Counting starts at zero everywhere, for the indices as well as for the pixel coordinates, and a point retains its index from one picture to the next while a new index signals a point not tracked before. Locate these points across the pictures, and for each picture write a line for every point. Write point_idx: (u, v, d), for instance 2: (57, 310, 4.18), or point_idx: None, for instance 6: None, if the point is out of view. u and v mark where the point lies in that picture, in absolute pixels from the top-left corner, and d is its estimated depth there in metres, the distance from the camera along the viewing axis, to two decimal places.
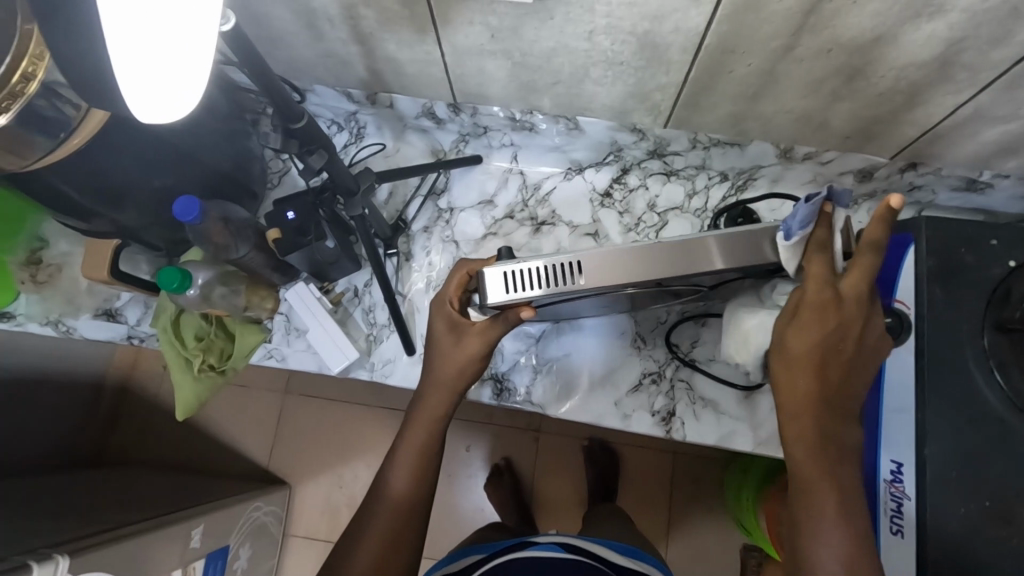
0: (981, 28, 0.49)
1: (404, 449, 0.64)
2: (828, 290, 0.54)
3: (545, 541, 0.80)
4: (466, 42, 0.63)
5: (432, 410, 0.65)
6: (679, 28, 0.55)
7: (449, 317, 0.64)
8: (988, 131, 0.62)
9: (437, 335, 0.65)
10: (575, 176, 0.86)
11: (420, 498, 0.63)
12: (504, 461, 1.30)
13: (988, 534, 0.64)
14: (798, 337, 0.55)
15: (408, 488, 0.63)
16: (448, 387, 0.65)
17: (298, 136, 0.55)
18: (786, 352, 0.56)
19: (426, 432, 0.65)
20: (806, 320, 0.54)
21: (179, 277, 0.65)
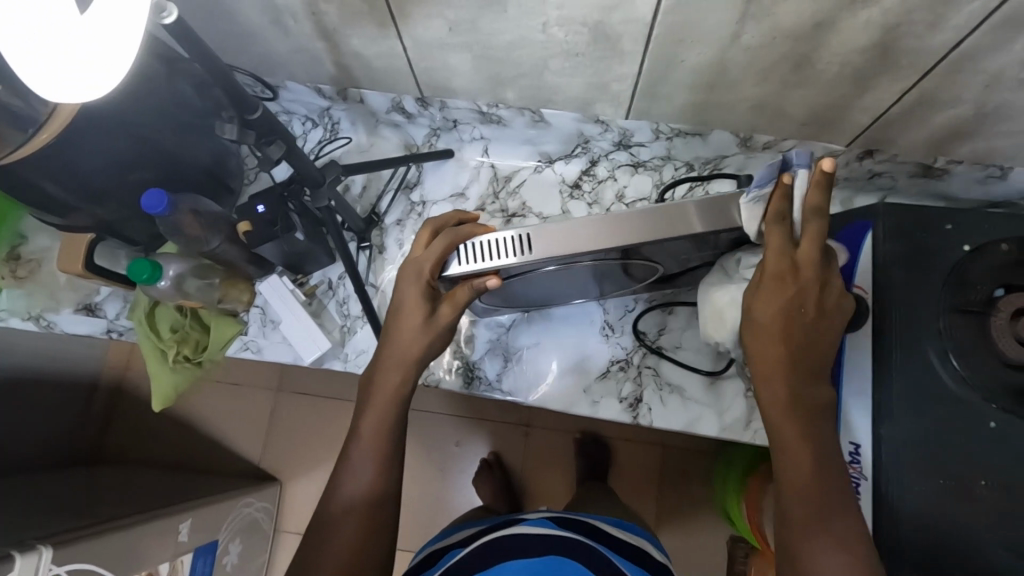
0: (918, 12, 0.49)
1: (362, 436, 0.65)
2: (786, 262, 0.56)
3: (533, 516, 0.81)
4: (427, 35, 0.64)
5: (387, 392, 0.66)
6: (629, 18, 0.56)
7: (421, 295, 0.63)
8: (939, 116, 0.62)
9: (406, 308, 0.65)
10: (545, 168, 0.88)
11: (387, 481, 0.64)
12: (493, 456, 1.32)
13: (945, 514, 0.64)
14: (764, 308, 0.58)
15: (371, 473, 0.63)
16: (407, 364, 0.66)
17: (255, 127, 0.56)
18: (755, 319, 0.59)
19: (382, 414, 0.65)
20: (767, 296, 0.57)
21: (149, 269, 0.66)
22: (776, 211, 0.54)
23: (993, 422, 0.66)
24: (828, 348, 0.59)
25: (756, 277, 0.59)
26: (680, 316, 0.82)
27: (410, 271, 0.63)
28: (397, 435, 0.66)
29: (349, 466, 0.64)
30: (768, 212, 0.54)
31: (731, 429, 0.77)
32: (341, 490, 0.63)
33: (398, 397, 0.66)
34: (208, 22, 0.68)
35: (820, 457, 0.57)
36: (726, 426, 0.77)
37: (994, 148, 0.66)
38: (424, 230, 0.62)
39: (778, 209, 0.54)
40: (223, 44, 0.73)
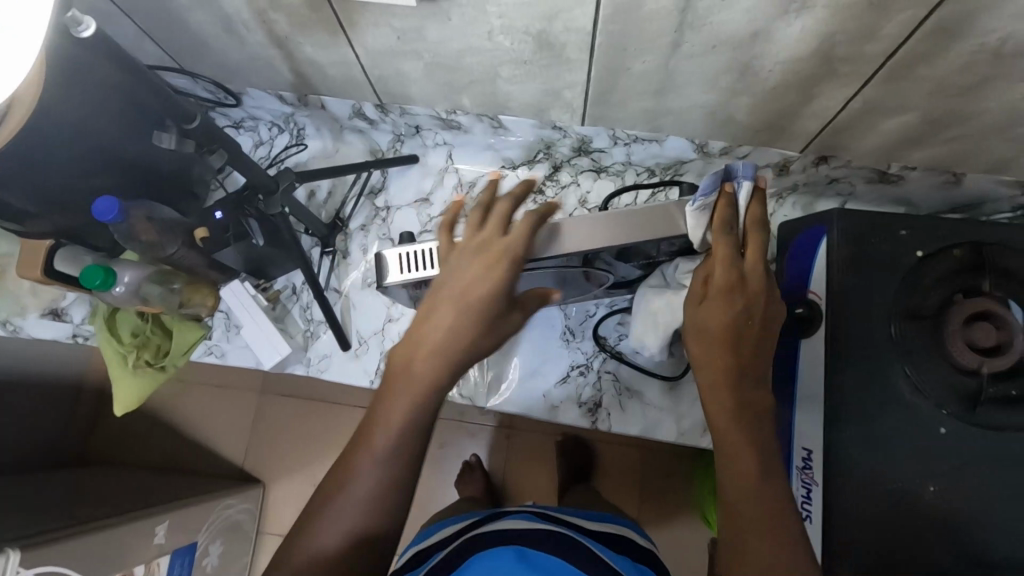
0: (848, 23, 0.50)
1: (367, 458, 0.51)
2: (732, 273, 0.56)
3: (516, 512, 0.82)
4: (377, 44, 0.64)
5: (404, 408, 0.52)
6: (570, 27, 0.56)
7: (492, 288, 0.53)
8: (884, 123, 0.62)
9: (473, 293, 0.52)
10: (509, 173, 0.88)
11: (382, 527, 0.50)
12: (476, 458, 1.31)
13: (893, 521, 0.65)
14: (709, 318, 0.56)
15: (369, 509, 0.50)
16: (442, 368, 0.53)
17: None
18: (697, 331, 0.57)
19: (397, 433, 0.52)
20: (707, 308, 0.57)
21: (101, 274, 0.67)
22: (723, 220, 0.57)
23: (943, 428, 0.66)
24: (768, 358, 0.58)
25: (698, 293, 0.59)
26: None
27: (498, 253, 0.53)
28: (410, 465, 0.52)
29: (343, 495, 0.50)
30: (718, 222, 0.57)
31: (688, 434, 0.78)
32: (328, 523, 0.50)
33: (420, 414, 0.53)
34: (163, 30, 0.69)
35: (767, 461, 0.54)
36: (684, 431, 0.78)
37: (944, 155, 0.67)
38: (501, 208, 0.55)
39: (724, 220, 0.57)
40: (181, 51, 0.74)
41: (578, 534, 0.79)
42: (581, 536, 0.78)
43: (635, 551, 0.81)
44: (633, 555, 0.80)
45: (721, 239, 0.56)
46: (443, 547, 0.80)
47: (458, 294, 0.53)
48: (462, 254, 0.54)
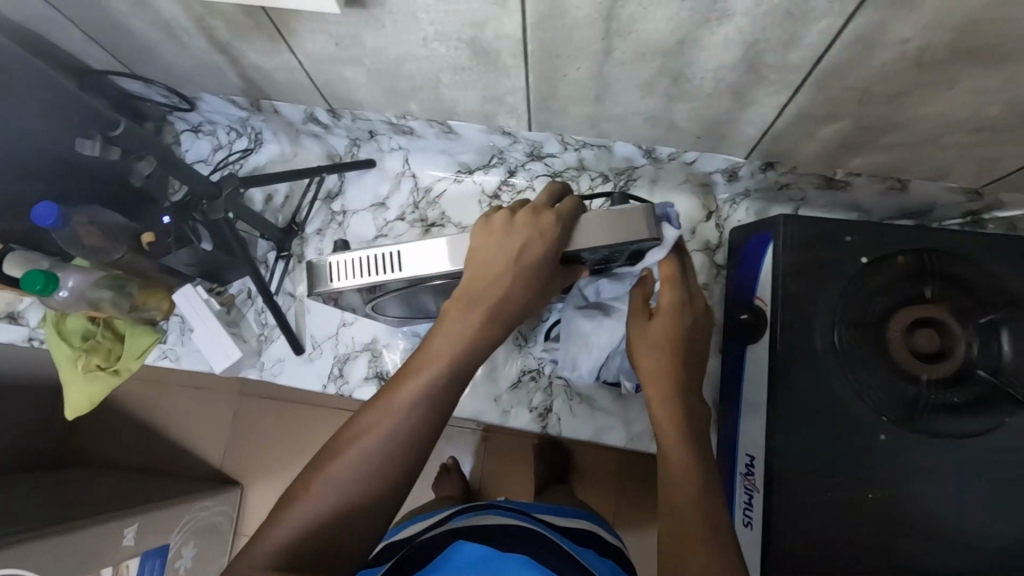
0: (767, 31, 0.50)
1: (412, 393, 0.52)
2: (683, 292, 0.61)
3: (497, 509, 0.83)
4: (317, 51, 0.65)
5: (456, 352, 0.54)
6: (501, 34, 0.57)
7: (547, 246, 0.55)
8: (820, 130, 0.63)
9: (536, 254, 0.55)
10: (465, 178, 0.88)
11: (409, 466, 0.50)
12: (453, 460, 1.31)
13: (833, 527, 0.65)
14: (658, 330, 0.60)
15: (406, 442, 0.50)
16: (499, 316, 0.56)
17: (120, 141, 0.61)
18: (645, 342, 0.61)
19: (448, 372, 0.53)
20: (655, 324, 0.61)
21: (43, 280, 0.66)
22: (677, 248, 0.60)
23: (884, 435, 0.66)
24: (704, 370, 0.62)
25: (640, 310, 0.62)
26: None
27: (548, 220, 0.55)
28: (448, 412, 0.53)
29: (386, 424, 0.50)
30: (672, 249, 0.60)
31: (638, 439, 0.78)
32: (363, 448, 0.49)
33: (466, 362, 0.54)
34: (109, 35, 0.70)
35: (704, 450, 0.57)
36: (634, 436, 0.78)
37: (884, 161, 0.67)
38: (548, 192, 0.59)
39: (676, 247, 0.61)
40: (130, 56, 0.74)
41: (553, 532, 0.79)
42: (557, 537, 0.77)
43: (603, 551, 0.81)
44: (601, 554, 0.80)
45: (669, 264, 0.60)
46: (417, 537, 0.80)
47: (512, 253, 0.55)
48: (516, 217, 0.56)
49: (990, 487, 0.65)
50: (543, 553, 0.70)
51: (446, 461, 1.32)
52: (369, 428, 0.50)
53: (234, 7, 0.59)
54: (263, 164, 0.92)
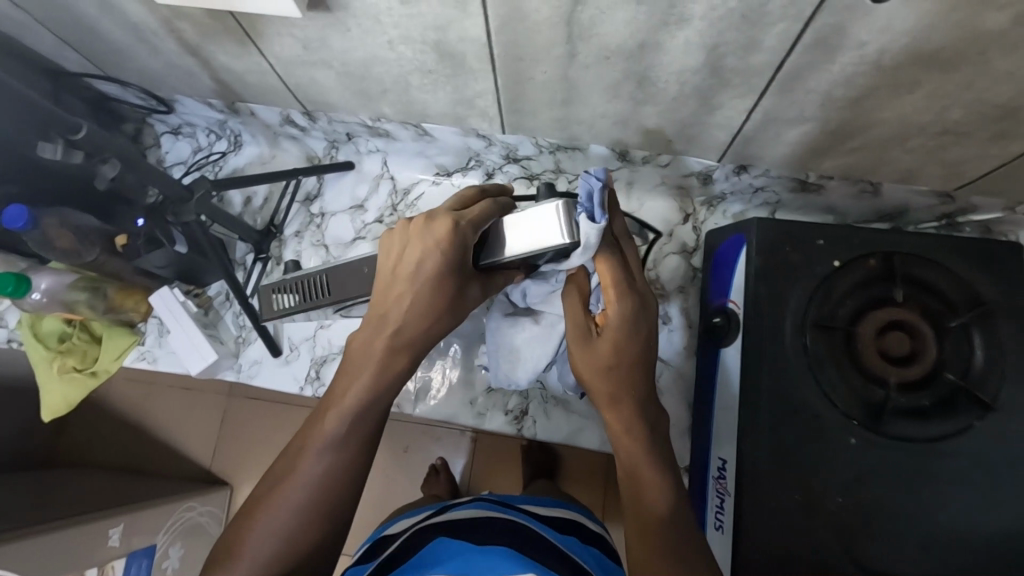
0: (727, 35, 0.50)
1: (318, 443, 0.54)
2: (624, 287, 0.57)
3: (471, 501, 0.84)
4: (286, 54, 0.65)
5: (359, 399, 0.56)
6: (465, 37, 0.56)
7: (443, 256, 0.54)
8: (789, 132, 0.63)
9: (437, 271, 0.55)
10: (443, 180, 0.88)
11: (332, 507, 0.53)
12: (440, 461, 1.31)
13: (804, 531, 0.64)
14: (608, 347, 0.57)
15: (320, 494, 0.53)
16: (401, 351, 0.57)
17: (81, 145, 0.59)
18: (597, 359, 0.57)
19: (364, 399, 0.56)
20: (604, 339, 0.57)
21: (14, 282, 0.66)
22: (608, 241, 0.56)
23: (854, 439, 0.66)
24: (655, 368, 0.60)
25: (582, 325, 0.59)
26: None
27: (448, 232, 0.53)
28: (370, 433, 0.56)
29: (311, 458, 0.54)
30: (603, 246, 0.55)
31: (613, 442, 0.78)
32: (276, 514, 0.52)
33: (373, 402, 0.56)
34: (80, 38, 0.70)
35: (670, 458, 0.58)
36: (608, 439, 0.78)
37: (855, 165, 0.67)
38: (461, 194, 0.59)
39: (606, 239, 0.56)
40: (102, 59, 0.74)
41: (530, 519, 0.80)
42: (531, 521, 0.79)
43: (581, 534, 0.82)
44: (578, 535, 0.81)
45: (607, 266, 0.56)
46: (394, 538, 0.81)
47: (412, 272, 0.55)
48: (415, 228, 0.55)
49: (959, 491, 0.65)
50: (521, 545, 0.71)
51: (434, 462, 1.33)
52: (276, 492, 0.53)
53: (200, 11, 0.60)
54: (240, 166, 0.92)
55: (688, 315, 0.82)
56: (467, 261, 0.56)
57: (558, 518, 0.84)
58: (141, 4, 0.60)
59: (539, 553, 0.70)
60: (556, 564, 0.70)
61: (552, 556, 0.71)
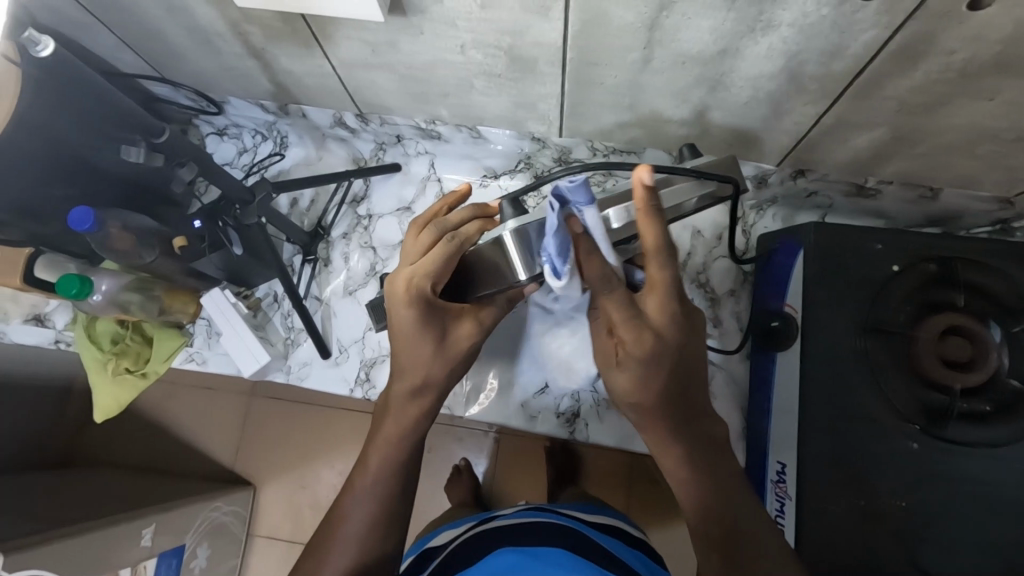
0: (811, 41, 0.50)
1: (357, 495, 0.61)
2: (635, 319, 0.51)
3: (512, 511, 0.84)
4: (351, 57, 0.65)
5: (384, 456, 0.62)
6: (539, 42, 0.57)
7: (410, 318, 0.57)
8: (855, 138, 0.63)
9: (411, 334, 0.58)
10: (490, 183, 0.88)
11: (379, 547, 0.60)
12: (464, 461, 1.31)
13: (868, 537, 0.64)
14: (625, 384, 0.54)
15: (364, 544, 0.59)
16: (416, 397, 0.62)
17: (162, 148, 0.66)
18: (626, 386, 0.54)
19: (394, 450, 0.62)
20: (623, 371, 0.54)
21: (78, 283, 0.67)
22: (601, 282, 0.50)
23: (916, 444, 0.65)
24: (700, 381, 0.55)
25: (609, 350, 0.56)
26: None
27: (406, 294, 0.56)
28: (403, 477, 0.62)
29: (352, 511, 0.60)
30: (593, 286, 0.50)
31: None
32: (328, 569, 0.59)
33: (397, 453, 0.62)
34: (140, 39, 0.70)
35: (711, 476, 0.55)
36: None
37: (916, 170, 0.67)
38: (423, 235, 0.58)
39: (597, 277, 0.50)
40: (159, 61, 0.74)
41: (574, 521, 0.80)
42: (575, 524, 0.79)
43: (626, 536, 0.82)
44: (624, 538, 0.81)
45: (615, 302, 0.50)
46: (441, 552, 0.81)
47: (394, 330, 0.59)
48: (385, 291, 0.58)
49: None
50: (575, 548, 0.72)
51: (459, 462, 1.32)
52: (328, 547, 0.59)
53: (272, 14, 0.59)
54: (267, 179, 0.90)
55: (739, 318, 0.82)
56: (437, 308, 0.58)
57: (601, 522, 0.83)
58: (213, 8, 0.60)
59: (595, 557, 0.71)
60: (608, 566, 0.70)
61: (607, 560, 0.71)
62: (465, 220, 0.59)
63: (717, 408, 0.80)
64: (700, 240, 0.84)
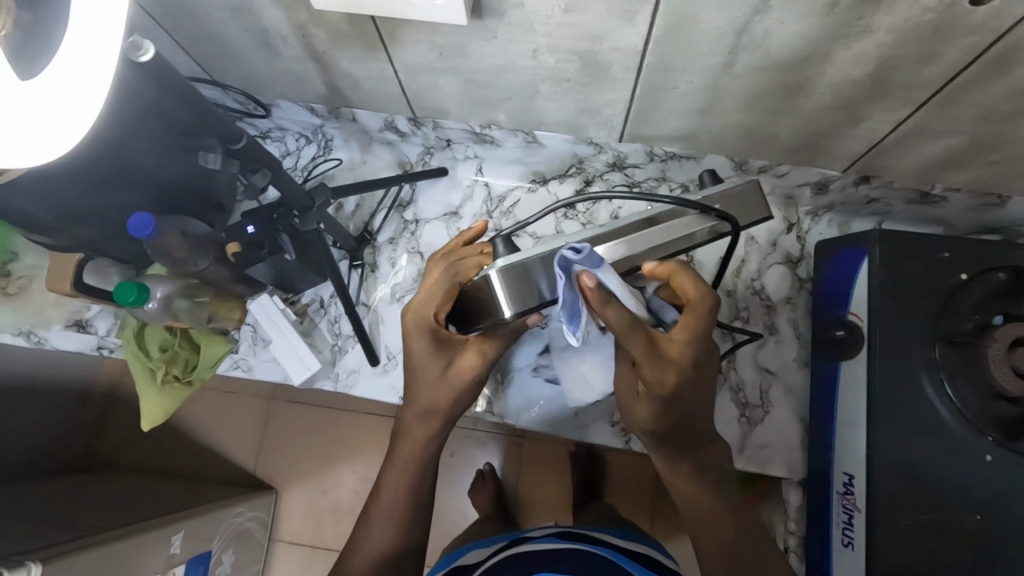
0: (908, 46, 0.49)
1: (381, 509, 0.69)
2: (660, 357, 0.49)
3: (540, 534, 0.84)
4: (416, 60, 0.63)
5: (403, 475, 0.69)
6: (618, 47, 0.55)
7: (419, 345, 0.62)
8: (930, 145, 0.62)
9: (421, 357, 0.63)
10: (539, 187, 0.87)
11: (402, 550, 0.69)
12: (488, 465, 1.27)
13: (943, 549, 0.63)
14: (644, 417, 0.54)
15: (388, 550, 0.68)
16: (426, 421, 0.67)
17: (237, 156, 0.57)
18: (644, 413, 0.54)
19: (413, 469, 0.69)
20: (644, 401, 0.53)
21: (136, 291, 0.66)
22: (629, 333, 0.47)
23: (989, 456, 0.64)
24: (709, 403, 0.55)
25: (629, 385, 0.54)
26: None
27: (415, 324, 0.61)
28: (421, 491, 0.69)
29: (375, 522, 0.69)
30: (620, 335, 0.47)
31: None
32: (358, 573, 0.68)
33: (415, 471, 0.69)
34: (198, 42, 0.68)
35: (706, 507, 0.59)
36: None
37: (987, 177, 0.66)
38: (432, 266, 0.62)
39: (627, 328, 0.47)
40: (214, 64, 0.73)
41: (606, 548, 0.80)
42: (599, 548, 0.79)
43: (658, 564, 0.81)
44: (648, 564, 0.80)
45: (639, 346, 0.48)
46: (470, 571, 0.81)
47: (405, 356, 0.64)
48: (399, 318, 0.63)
49: None
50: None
51: (483, 467, 1.27)
52: (355, 554, 0.68)
53: (341, 17, 0.58)
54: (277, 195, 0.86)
55: (796, 326, 0.81)
56: (444, 336, 0.61)
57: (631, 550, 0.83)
58: (280, 10, 0.59)
59: None
60: None
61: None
62: (482, 253, 0.61)
63: (774, 417, 0.79)
64: (754, 246, 0.83)
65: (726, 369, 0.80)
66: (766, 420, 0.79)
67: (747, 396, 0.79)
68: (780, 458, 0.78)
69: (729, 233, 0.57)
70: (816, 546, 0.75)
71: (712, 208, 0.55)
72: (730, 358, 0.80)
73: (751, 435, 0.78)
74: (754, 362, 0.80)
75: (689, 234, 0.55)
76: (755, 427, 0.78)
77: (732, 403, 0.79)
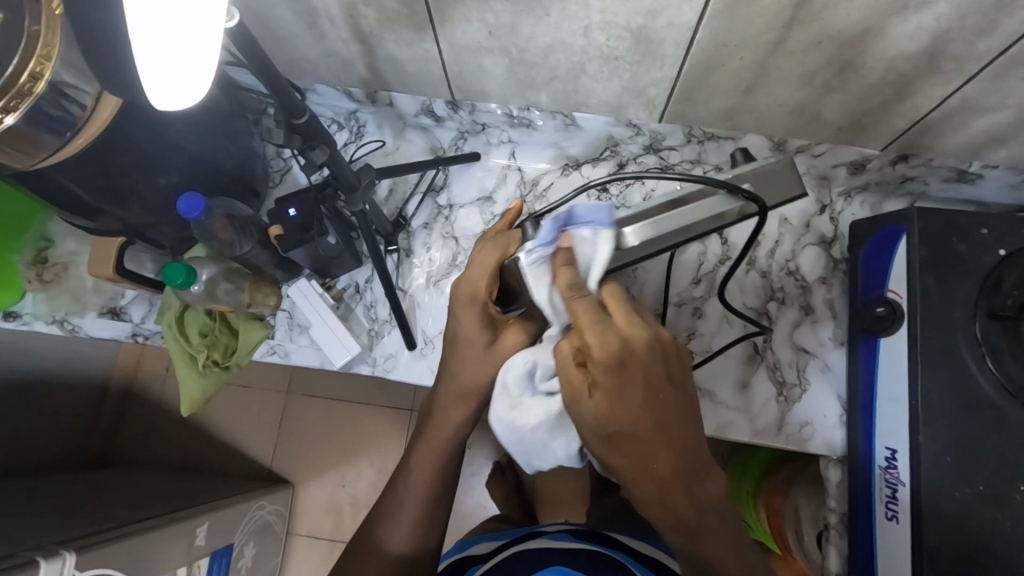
0: (969, 18, 0.50)
1: (406, 493, 0.69)
2: (611, 335, 0.47)
3: (554, 530, 0.83)
4: (464, 39, 0.64)
5: (432, 462, 0.68)
6: (672, 23, 0.56)
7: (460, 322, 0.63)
8: (977, 120, 0.63)
9: (463, 334, 0.64)
10: (572, 171, 0.86)
11: (425, 539, 0.69)
12: (505, 458, 1.26)
13: (991, 519, 0.64)
14: (597, 421, 0.46)
15: (409, 539, 0.68)
16: (459, 404, 0.67)
17: (300, 131, 0.57)
18: (602, 421, 0.46)
19: (441, 459, 0.68)
20: (596, 403, 0.46)
21: (184, 273, 0.67)
22: (570, 291, 0.49)
23: None
24: (670, 400, 0.49)
25: (575, 381, 0.47)
26: (711, 320, 0.82)
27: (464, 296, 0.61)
28: (445, 480, 0.69)
29: (399, 506, 0.68)
30: (563, 297, 0.49)
31: (763, 433, 0.79)
32: (377, 558, 0.68)
33: (441, 458, 0.68)
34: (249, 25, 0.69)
35: (693, 535, 0.51)
36: (759, 430, 0.79)
37: None
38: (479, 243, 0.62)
39: (568, 286, 0.49)
40: None
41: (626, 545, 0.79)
42: (606, 548, 0.77)
43: None
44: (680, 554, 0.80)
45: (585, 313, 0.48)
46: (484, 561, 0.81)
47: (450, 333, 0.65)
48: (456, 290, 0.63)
49: None
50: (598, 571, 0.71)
51: (500, 459, 1.27)
52: (375, 539, 0.69)
53: None
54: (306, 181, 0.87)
55: (832, 307, 0.82)
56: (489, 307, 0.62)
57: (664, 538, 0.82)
58: None
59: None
60: None
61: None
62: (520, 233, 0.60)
63: (812, 395, 0.80)
64: (788, 228, 0.84)
65: (762, 350, 0.81)
66: (804, 398, 0.80)
67: (784, 375, 0.80)
68: (818, 435, 0.79)
69: (757, 214, 0.56)
70: (859, 523, 0.75)
71: (740, 188, 0.54)
72: (766, 338, 0.81)
73: (789, 413, 0.79)
74: (791, 342, 0.81)
75: (720, 211, 0.54)
76: (794, 406, 0.79)
77: (770, 382, 0.80)
